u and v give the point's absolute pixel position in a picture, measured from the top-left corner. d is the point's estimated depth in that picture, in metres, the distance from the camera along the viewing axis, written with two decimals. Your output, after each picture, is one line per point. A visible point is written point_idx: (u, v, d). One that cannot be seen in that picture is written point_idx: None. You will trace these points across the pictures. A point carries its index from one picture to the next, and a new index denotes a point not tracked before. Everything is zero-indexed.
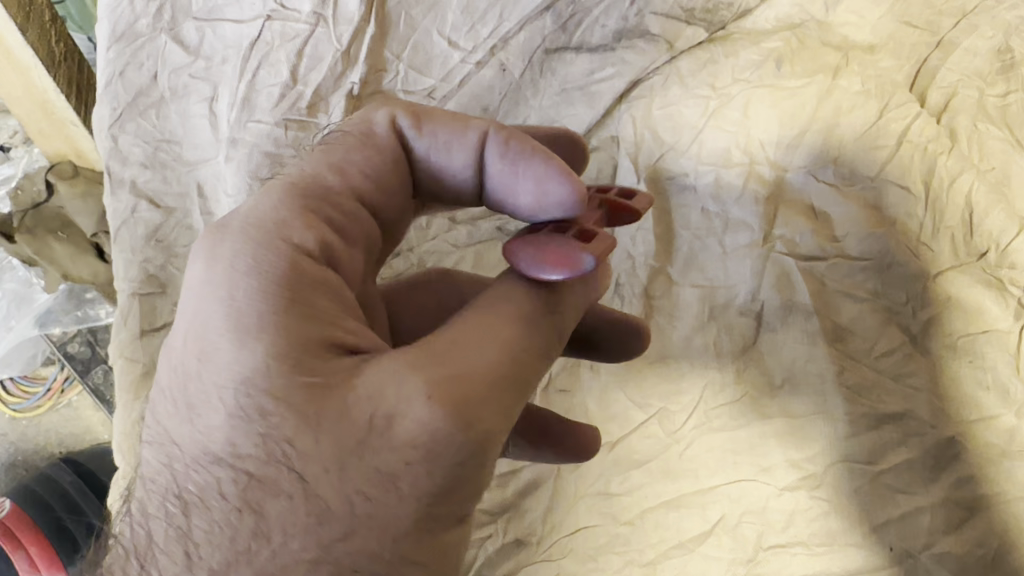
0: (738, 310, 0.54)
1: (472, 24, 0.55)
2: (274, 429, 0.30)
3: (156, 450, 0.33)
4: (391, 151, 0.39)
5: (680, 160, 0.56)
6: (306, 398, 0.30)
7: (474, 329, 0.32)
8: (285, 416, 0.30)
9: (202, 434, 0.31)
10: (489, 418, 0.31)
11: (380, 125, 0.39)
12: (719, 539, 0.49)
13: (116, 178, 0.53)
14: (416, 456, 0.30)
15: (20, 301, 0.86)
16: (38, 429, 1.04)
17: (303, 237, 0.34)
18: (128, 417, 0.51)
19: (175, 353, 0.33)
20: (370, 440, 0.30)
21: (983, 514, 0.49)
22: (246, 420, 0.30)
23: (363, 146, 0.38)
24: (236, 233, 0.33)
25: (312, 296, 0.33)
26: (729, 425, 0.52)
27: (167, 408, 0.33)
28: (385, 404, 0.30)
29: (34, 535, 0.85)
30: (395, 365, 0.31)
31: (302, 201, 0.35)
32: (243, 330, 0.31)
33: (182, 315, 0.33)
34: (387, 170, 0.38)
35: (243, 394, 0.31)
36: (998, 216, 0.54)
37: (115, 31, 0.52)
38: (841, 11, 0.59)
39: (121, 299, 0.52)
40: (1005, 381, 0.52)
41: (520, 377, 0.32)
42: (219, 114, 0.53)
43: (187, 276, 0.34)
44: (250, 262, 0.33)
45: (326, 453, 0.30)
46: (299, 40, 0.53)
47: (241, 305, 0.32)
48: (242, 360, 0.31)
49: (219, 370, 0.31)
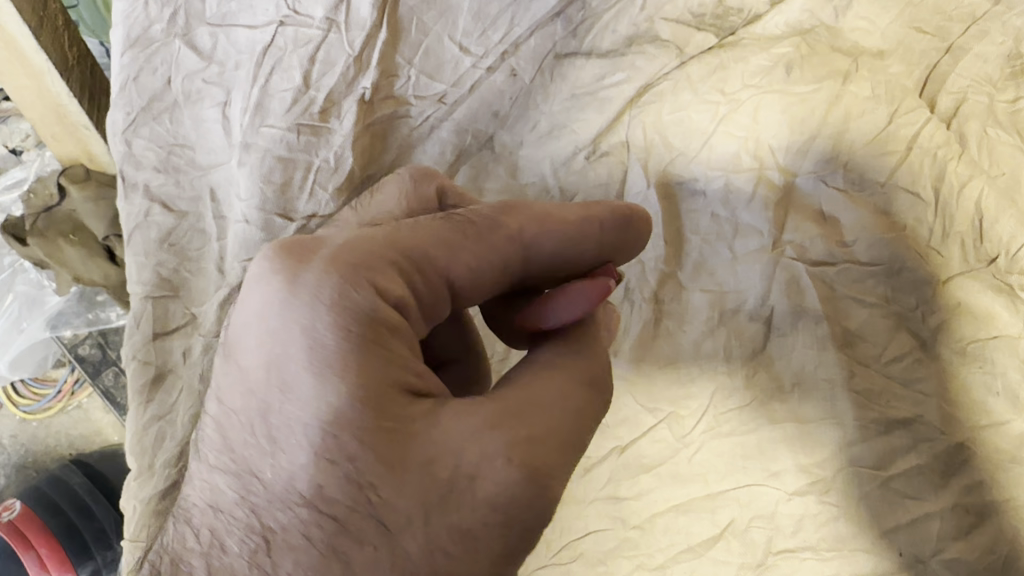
0: (749, 314, 0.54)
1: (483, 30, 0.54)
2: (358, 475, 0.34)
3: (234, 478, 0.37)
4: (510, 244, 0.39)
5: (691, 165, 0.56)
6: (387, 446, 0.34)
7: (541, 392, 0.37)
8: (369, 462, 0.34)
9: (286, 469, 0.35)
10: (559, 483, 0.35)
11: (507, 217, 0.39)
12: (728, 543, 0.51)
13: (129, 182, 0.53)
14: (495, 516, 0.34)
15: (31, 304, 0.87)
16: (48, 431, 1.05)
17: (387, 286, 0.36)
18: (140, 421, 0.52)
19: (252, 377, 0.36)
20: (452, 496, 0.34)
21: (993, 520, 0.50)
22: (332, 462, 0.34)
23: (481, 230, 0.38)
24: (320, 265, 0.35)
25: (389, 340, 0.35)
26: (740, 429, 0.52)
27: (245, 434, 0.36)
28: (467, 462, 0.34)
29: (42, 536, 0.86)
30: (473, 423, 0.35)
31: (392, 247, 0.36)
32: (325, 370, 0.34)
33: (263, 345, 0.36)
34: (490, 263, 0.38)
35: (329, 436, 0.34)
36: (1009, 222, 0.55)
37: (129, 37, 0.52)
38: (851, 17, 0.57)
39: (133, 303, 0.52)
40: (1015, 387, 0.52)
41: (579, 443, 0.36)
42: (232, 119, 0.53)
43: (263, 297, 0.36)
44: (334, 298, 0.35)
45: (410, 506, 0.34)
46: (311, 46, 0.52)
47: (325, 344, 0.34)
48: (325, 401, 0.34)
49: (307, 407, 0.35)
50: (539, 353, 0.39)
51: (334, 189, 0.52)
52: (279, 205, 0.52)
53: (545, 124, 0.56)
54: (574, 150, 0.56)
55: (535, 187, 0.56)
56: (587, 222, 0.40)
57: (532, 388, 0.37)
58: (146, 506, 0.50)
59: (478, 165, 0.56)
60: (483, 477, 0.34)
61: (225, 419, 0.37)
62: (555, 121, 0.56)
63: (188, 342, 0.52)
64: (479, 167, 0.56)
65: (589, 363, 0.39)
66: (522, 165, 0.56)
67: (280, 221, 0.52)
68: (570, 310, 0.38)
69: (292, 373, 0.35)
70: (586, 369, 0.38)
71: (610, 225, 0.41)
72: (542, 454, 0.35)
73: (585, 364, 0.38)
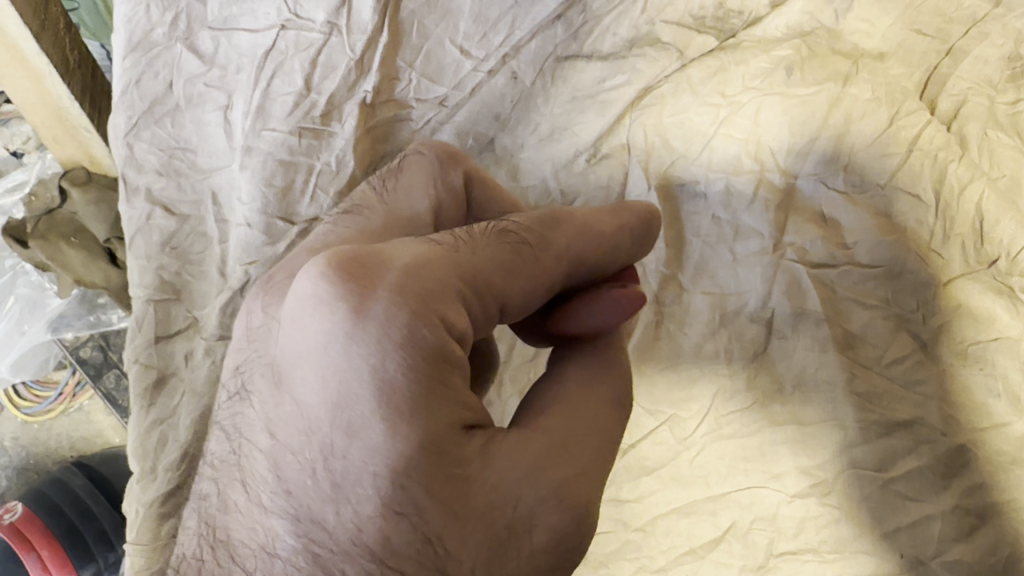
0: (749, 316, 0.54)
1: (484, 33, 0.55)
2: (426, 526, 0.32)
3: (286, 525, 0.33)
4: (557, 265, 0.39)
5: (691, 168, 0.56)
6: (453, 494, 0.33)
7: (580, 425, 0.37)
8: (435, 513, 0.32)
9: (348, 518, 0.32)
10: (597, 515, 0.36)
11: (554, 237, 0.40)
12: (729, 546, 0.51)
13: (131, 185, 0.54)
14: (546, 558, 0.35)
15: (32, 307, 0.87)
16: (49, 433, 1.05)
17: (453, 317, 0.35)
18: (143, 424, 0.52)
19: (309, 415, 0.33)
20: (513, 543, 0.34)
21: (994, 522, 0.50)
22: (399, 513, 0.32)
23: (533, 252, 0.38)
24: (387, 295, 0.34)
25: (450, 376, 0.34)
26: (741, 431, 0.52)
27: (300, 479, 0.33)
28: (525, 507, 0.34)
29: (44, 537, 0.86)
30: (525, 462, 0.35)
31: (456, 275, 0.36)
32: (396, 413, 0.32)
33: (321, 383, 0.33)
34: (540, 285, 0.39)
35: (397, 483, 0.32)
36: (1009, 224, 0.55)
37: (131, 40, 0.52)
38: (851, 19, 0.57)
39: (135, 307, 0.53)
40: (1015, 389, 0.52)
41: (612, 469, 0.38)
42: (234, 123, 0.53)
43: (324, 329, 0.33)
44: (404, 334, 0.33)
45: (479, 557, 0.33)
46: (312, 50, 0.52)
47: (395, 384, 0.33)
48: (395, 447, 0.32)
49: (372, 453, 0.32)
50: (569, 376, 0.39)
51: (336, 192, 0.52)
52: (281, 209, 0.52)
53: (546, 126, 0.56)
54: (576, 153, 0.56)
55: (535, 190, 0.56)
56: (621, 234, 0.42)
57: (570, 419, 0.37)
58: (149, 509, 0.50)
59: (478, 168, 0.57)
60: (538, 523, 0.34)
61: (274, 460, 0.34)
62: (556, 124, 0.56)
63: (190, 346, 0.52)
64: (479, 170, 0.57)
65: (618, 384, 0.40)
66: (523, 168, 0.57)
67: (282, 225, 0.52)
68: (603, 319, 0.40)
69: (356, 414, 0.32)
70: (616, 391, 0.39)
71: (637, 230, 0.43)
72: (588, 490, 0.35)
73: (614, 386, 0.39)
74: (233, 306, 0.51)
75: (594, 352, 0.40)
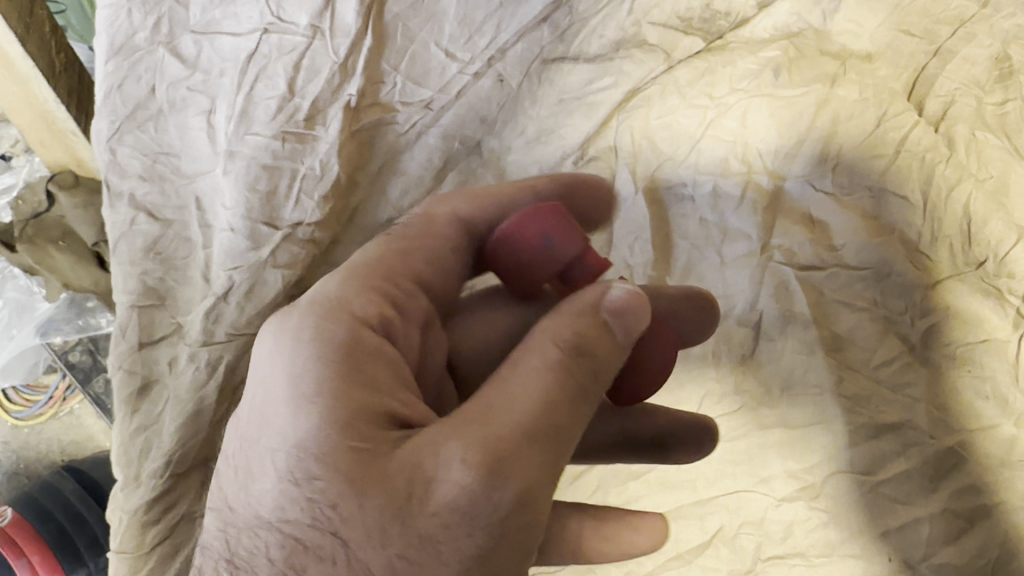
0: (737, 319, 0.54)
1: (470, 35, 0.54)
2: (319, 493, 0.31)
3: (214, 516, 0.35)
4: (454, 232, 0.43)
5: (678, 170, 0.56)
6: (350, 462, 0.31)
7: (506, 392, 0.33)
8: (330, 480, 0.31)
9: (255, 499, 0.33)
10: (528, 474, 0.31)
11: (443, 209, 0.44)
12: (717, 550, 0.51)
13: (114, 191, 0.52)
14: (453, 518, 0.30)
15: (21, 311, 0.87)
16: (39, 437, 1.03)
17: (363, 310, 0.36)
18: (126, 431, 0.51)
19: (241, 422, 0.35)
20: (410, 507, 0.30)
21: (983, 524, 0.50)
22: (294, 484, 0.32)
23: (424, 231, 0.43)
24: (300, 310, 0.36)
25: (372, 368, 0.35)
26: (729, 435, 0.52)
27: (228, 476, 0.35)
28: (424, 470, 0.31)
29: (34, 544, 0.85)
30: (437, 432, 0.32)
31: (358, 276, 0.39)
32: (298, 399, 0.33)
33: (250, 392, 0.35)
34: (444, 254, 0.43)
35: (294, 457, 0.32)
36: (997, 225, 0.54)
37: (112, 45, 0.51)
38: (840, 20, 0.57)
39: (118, 312, 0.52)
40: (1004, 391, 0.52)
41: (554, 429, 0.32)
42: (217, 127, 0.52)
43: (256, 352, 0.36)
44: (314, 334, 0.35)
45: (366, 519, 0.30)
46: (296, 53, 0.52)
47: (300, 373, 0.33)
48: (296, 427, 0.32)
49: (277, 436, 0.33)
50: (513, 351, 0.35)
51: (320, 196, 0.52)
52: (264, 213, 0.51)
53: (533, 129, 0.56)
54: (563, 156, 0.56)
55: None
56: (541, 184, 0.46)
57: (497, 388, 0.33)
58: (133, 516, 0.50)
59: (465, 171, 0.56)
60: (439, 480, 0.30)
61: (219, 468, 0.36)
62: (542, 126, 0.56)
63: (174, 352, 0.52)
64: (466, 172, 0.56)
65: (558, 343, 0.34)
66: (510, 171, 0.56)
67: (266, 229, 0.51)
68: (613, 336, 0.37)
69: (270, 406, 0.33)
70: (555, 351, 0.34)
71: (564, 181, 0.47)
72: (504, 448, 0.31)
73: (551, 346, 0.34)
74: (216, 312, 0.51)
75: (544, 319, 0.36)
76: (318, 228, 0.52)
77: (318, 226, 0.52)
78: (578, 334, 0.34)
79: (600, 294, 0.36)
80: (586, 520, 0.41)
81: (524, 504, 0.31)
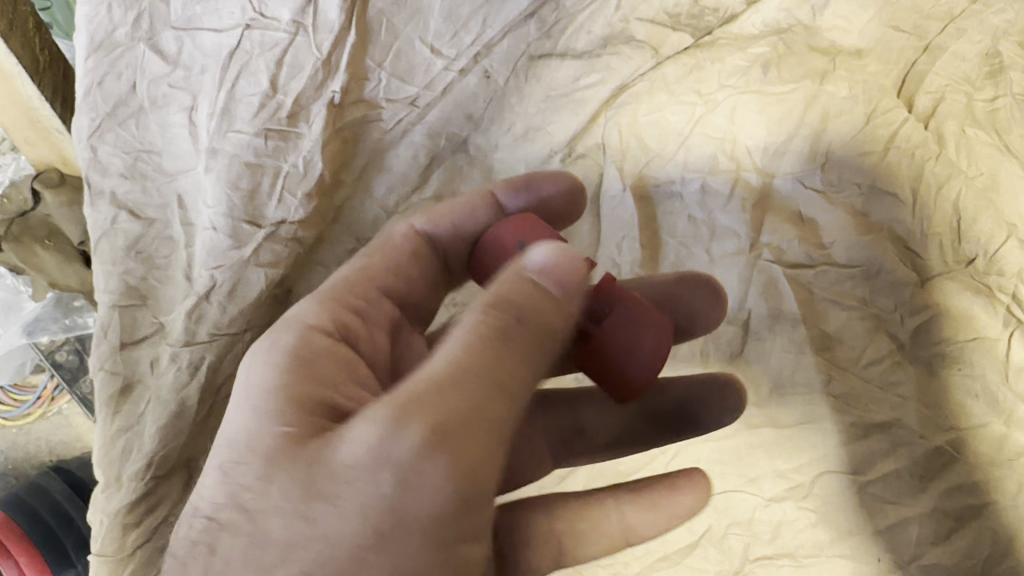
0: (726, 318, 0.53)
1: (456, 31, 0.53)
2: (242, 474, 0.32)
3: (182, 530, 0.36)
4: (411, 244, 0.44)
5: (666, 167, 0.56)
6: (274, 441, 0.32)
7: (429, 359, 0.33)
8: (252, 462, 0.32)
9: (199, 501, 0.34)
10: (442, 411, 0.30)
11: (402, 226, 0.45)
12: (705, 550, 0.52)
13: (95, 189, 0.52)
14: (358, 466, 0.30)
15: (9, 309, 0.83)
16: (28, 437, 0.99)
17: (316, 322, 0.38)
18: (108, 432, 0.51)
19: None
20: (320, 465, 0.31)
21: (972, 524, 0.50)
22: (224, 472, 0.33)
23: (384, 246, 0.44)
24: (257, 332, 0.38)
25: (319, 368, 0.36)
26: (717, 434, 0.52)
27: None
28: (340, 434, 0.31)
29: (22, 544, 0.80)
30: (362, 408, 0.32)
31: (321, 292, 0.41)
32: (242, 402, 0.34)
33: None
34: (406, 262, 0.44)
35: (232, 452, 0.33)
36: (987, 222, 0.54)
37: (92, 41, 0.50)
38: (830, 15, 0.56)
39: (100, 312, 0.51)
40: (994, 389, 0.51)
41: (474, 371, 0.31)
42: (199, 124, 0.51)
43: None
44: (261, 345, 0.37)
45: (278, 485, 0.31)
46: (278, 49, 0.51)
47: (246, 381, 0.35)
48: (236, 425, 0.34)
49: (222, 438, 0.34)
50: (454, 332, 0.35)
51: (304, 194, 0.51)
52: (247, 212, 0.51)
53: (520, 126, 0.56)
54: (550, 153, 0.56)
55: None
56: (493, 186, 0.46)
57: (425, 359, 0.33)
58: (113, 519, 0.49)
59: (452, 168, 0.56)
60: (348, 438, 0.31)
61: None
62: (530, 123, 0.56)
63: (155, 352, 0.51)
64: (453, 170, 0.56)
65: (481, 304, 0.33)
66: (497, 168, 0.56)
67: (248, 228, 0.51)
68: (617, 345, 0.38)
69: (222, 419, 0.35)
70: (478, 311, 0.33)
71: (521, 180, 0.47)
72: (412, 394, 0.31)
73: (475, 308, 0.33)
74: (197, 312, 0.51)
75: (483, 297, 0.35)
76: (301, 227, 0.52)
77: (300, 225, 0.52)
78: (503, 293, 0.34)
79: (526, 257, 0.35)
80: (625, 502, 0.42)
81: (440, 440, 0.30)
